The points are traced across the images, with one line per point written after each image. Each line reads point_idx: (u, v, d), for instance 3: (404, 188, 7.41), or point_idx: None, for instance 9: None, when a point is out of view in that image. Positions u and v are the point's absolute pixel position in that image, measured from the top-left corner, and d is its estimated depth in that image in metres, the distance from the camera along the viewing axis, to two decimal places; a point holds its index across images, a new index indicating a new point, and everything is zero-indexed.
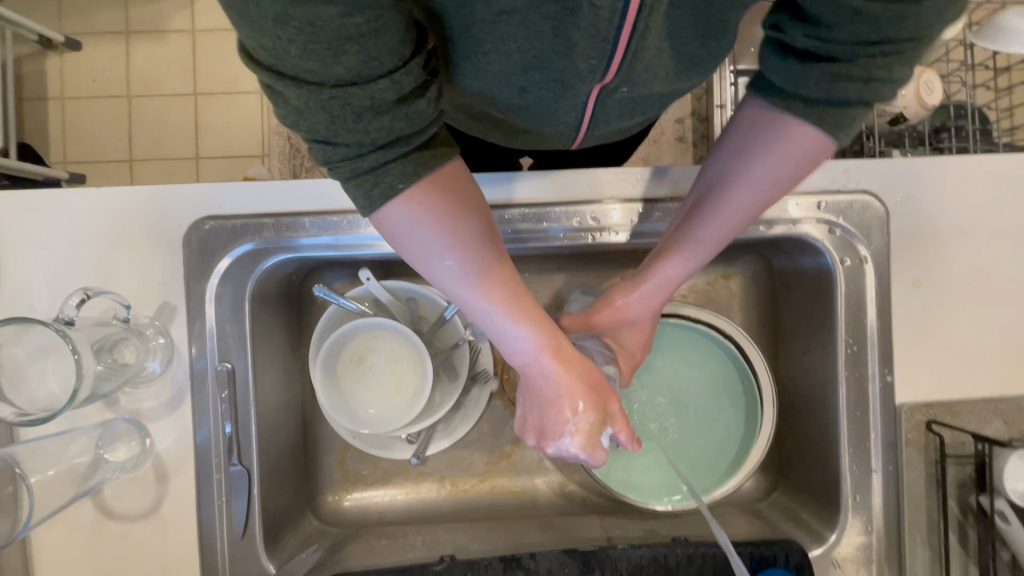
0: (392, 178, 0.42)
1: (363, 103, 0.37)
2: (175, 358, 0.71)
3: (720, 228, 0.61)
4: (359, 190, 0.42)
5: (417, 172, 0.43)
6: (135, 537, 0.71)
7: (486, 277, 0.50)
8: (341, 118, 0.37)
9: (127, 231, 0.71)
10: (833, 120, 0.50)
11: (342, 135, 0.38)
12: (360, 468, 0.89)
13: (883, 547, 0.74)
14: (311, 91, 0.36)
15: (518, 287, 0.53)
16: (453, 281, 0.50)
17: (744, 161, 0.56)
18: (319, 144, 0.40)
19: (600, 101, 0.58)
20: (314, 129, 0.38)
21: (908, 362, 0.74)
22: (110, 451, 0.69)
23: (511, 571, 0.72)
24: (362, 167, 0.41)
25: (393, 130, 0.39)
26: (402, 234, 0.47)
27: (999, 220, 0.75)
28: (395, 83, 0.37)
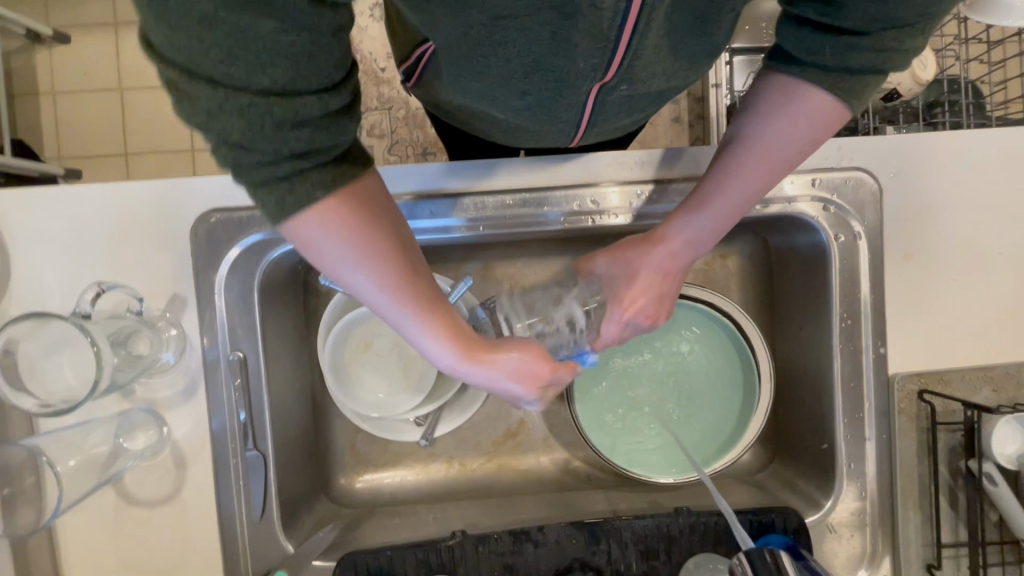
0: (310, 185, 0.41)
1: (288, 113, 0.36)
2: (188, 349, 0.73)
3: (723, 196, 0.61)
4: (271, 197, 0.40)
5: (334, 181, 0.42)
6: (157, 522, 0.73)
7: (400, 288, 0.49)
8: (261, 126, 0.36)
9: (134, 225, 0.72)
10: (848, 86, 0.51)
11: (259, 143, 0.37)
12: (370, 451, 0.91)
13: (875, 511, 0.77)
14: (227, 94, 0.34)
15: (434, 295, 0.52)
16: (368, 291, 0.49)
17: (759, 121, 0.57)
18: (225, 146, 0.38)
19: (599, 98, 0.59)
20: (228, 134, 0.36)
21: (901, 335, 0.77)
22: (129, 440, 0.71)
23: (520, 544, 0.75)
24: (278, 174, 0.39)
25: (314, 144, 0.39)
26: (313, 244, 0.45)
27: (988, 194, 0.76)
28: (324, 100, 0.37)
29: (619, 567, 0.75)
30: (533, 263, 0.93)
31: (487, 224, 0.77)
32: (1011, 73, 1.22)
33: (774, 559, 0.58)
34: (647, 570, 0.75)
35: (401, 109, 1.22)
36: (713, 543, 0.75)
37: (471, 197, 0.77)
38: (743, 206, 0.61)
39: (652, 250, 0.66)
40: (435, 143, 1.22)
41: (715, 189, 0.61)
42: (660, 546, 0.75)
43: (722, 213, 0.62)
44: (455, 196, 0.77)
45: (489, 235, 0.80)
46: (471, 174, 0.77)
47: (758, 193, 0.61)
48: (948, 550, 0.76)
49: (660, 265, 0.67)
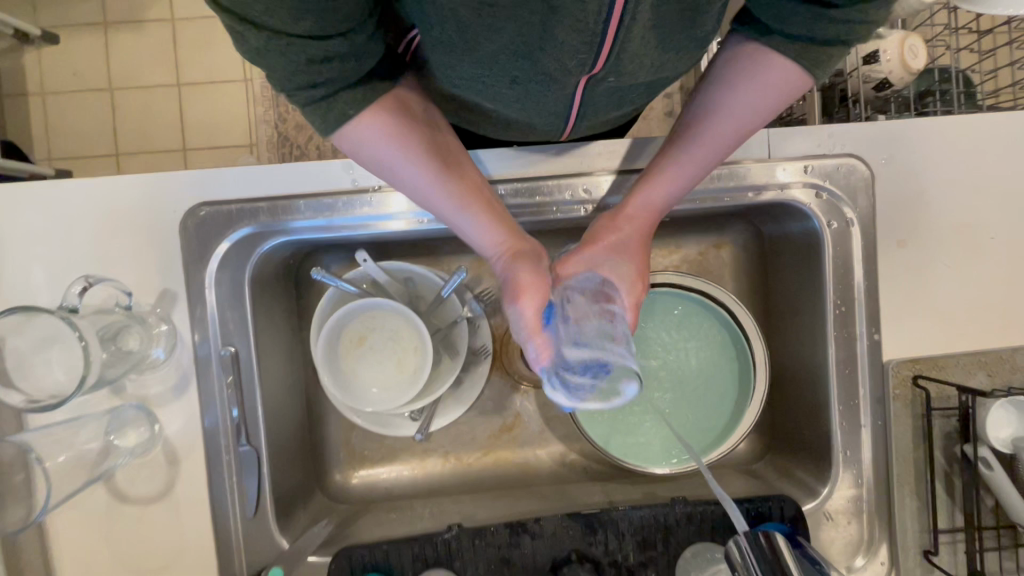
0: (343, 104, 0.48)
1: (320, 53, 0.43)
2: (178, 344, 0.72)
3: (693, 160, 0.61)
4: (315, 114, 0.48)
5: (367, 99, 0.49)
6: (150, 520, 0.72)
7: (440, 180, 0.56)
8: (299, 62, 0.43)
9: (122, 220, 0.71)
10: (813, 57, 0.52)
11: (298, 76, 0.44)
12: (365, 447, 0.91)
13: (872, 498, 0.77)
14: (269, 37, 0.41)
15: (473, 187, 0.58)
16: (415, 183, 0.56)
17: (725, 88, 0.56)
18: (271, 76, 0.45)
19: (588, 90, 0.59)
20: (272, 68, 0.43)
21: (895, 321, 0.77)
22: (120, 437, 0.71)
23: (517, 536, 0.74)
24: (316, 97, 0.47)
25: (344, 73, 0.46)
26: (361, 151, 0.53)
27: (980, 179, 0.76)
28: (350, 39, 0.43)
29: (616, 558, 0.74)
30: None
31: None
32: (1002, 62, 1.22)
33: (769, 542, 0.58)
34: (644, 561, 0.74)
35: None
36: (711, 533, 0.75)
37: None
38: (704, 171, 0.62)
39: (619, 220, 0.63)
40: None
41: (686, 155, 0.60)
42: (657, 536, 0.74)
43: (686, 177, 0.62)
44: None
45: None
46: None
47: (722, 159, 0.62)
48: (944, 536, 0.76)
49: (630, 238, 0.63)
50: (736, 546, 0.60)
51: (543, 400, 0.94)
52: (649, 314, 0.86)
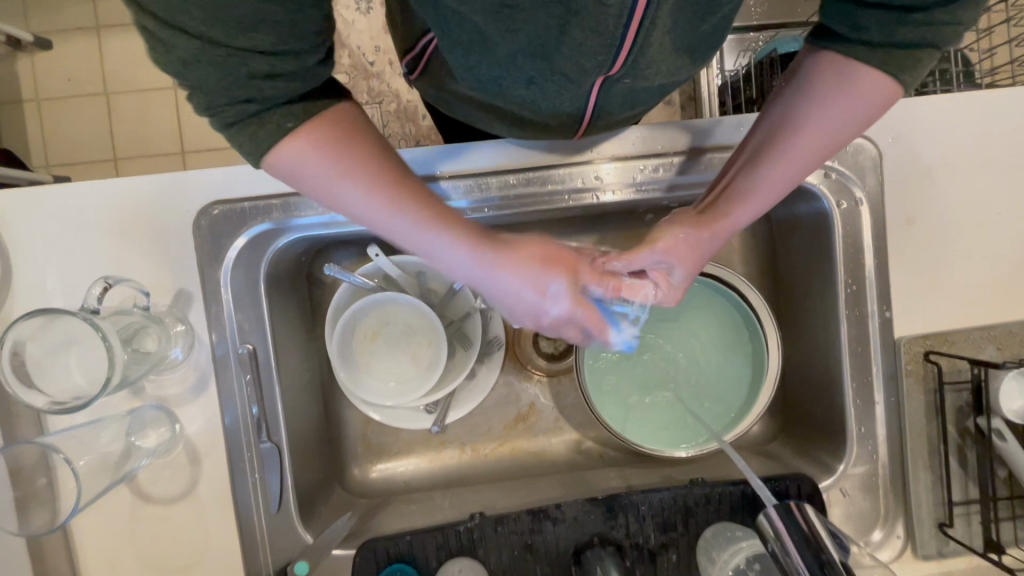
0: (277, 119, 0.45)
1: (259, 66, 0.40)
2: (196, 344, 0.73)
3: (776, 173, 0.59)
4: (245, 136, 0.45)
5: (306, 116, 0.46)
6: (174, 518, 0.73)
7: (384, 205, 0.51)
8: (236, 76, 0.40)
9: (135, 222, 0.71)
10: (898, 62, 0.50)
11: (232, 90, 0.41)
12: (383, 441, 0.91)
13: (887, 473, 0.78)
14: (204, 46, 0.38)
15: (425, 211, 0.53)
16: (359, 209, 0.52)
17: (813, 107, 0.55)
18: (203, 91, 0.41)
19: (603, 91, 0.60)
20: (202, 79, 0.40)
21: (905, 298, 0.78)
22: (141, 438, 0.71)
23: (539, 522, 0.75)
24: (247, 113, 0.43)
25: (286, 93, 0.43)
26: (296, 171, 0.49)
27: (986, 155, 0.77)
28: (301, 58, 0.42)
29: (637, 540, 0.75)
30: None
31: (492, 207, 0.77)
32: (999, 39, 1.23)
33: (800, 514, 0.59)
34: (665, 542, 0.75)
35: (394, 101, 1.21)
36: (730, 512, 0.76)
37: (474, 178, 0.77)
38: (788, 186, 0.61)
39: (699, 233, 0.63)
40: (429, 134, 1.22)
41: (771, 167, 0.59)
42: (677, 518, 0.75)
43: (770, 194, 0.61)
44: (457, 178, 0.76)
45: (494, 216, 0.79)
46: (474, 156, 0.77)
47: (806, 175, 0.60)
48: (959, 509, 0.77)
49: (704, 250, 0.64)
50: (767, 519, 0.61)
51: (556, 389, 0.94)
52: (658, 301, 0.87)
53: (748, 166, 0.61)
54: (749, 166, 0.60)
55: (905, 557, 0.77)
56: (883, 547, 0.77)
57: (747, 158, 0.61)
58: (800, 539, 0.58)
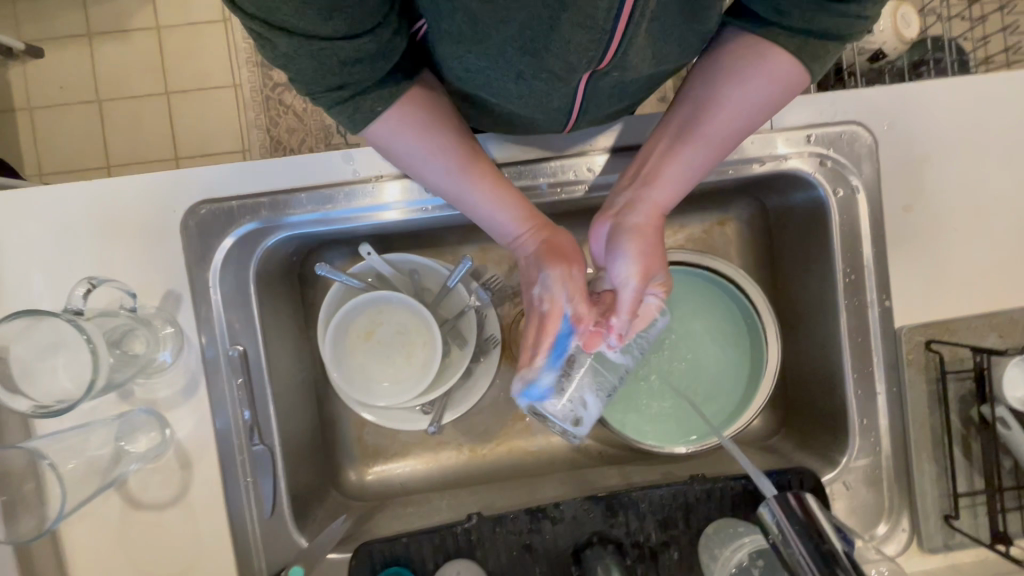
0: (372, 101, 0.52)
1: (346, 53, 0.45)
2: (186, 346, 0.71)
3: (698, 153, 0.63)
4: (342, 115, 0.52)
5: (394, 96, 0.53)
6: (166, 524, 0.71)
7: (465, 177, 0.61)
8: (328, 64, 0.46)
9: (122, 223, 0.70)
10: (811, 51, 0.56)
11: (329, 77, 0.47)
12: (378, 443, 0.90)
13: (891, 465, 0.77)
14: (300, 42, 0.43)
15: (497, 181, 0.63)
16: (437, 178, 0.61)
17: (729, 84, 0.59)
18: (301, 79, 0.48)
19: (591, 85, 0.59)
20: (301, 70, 0.46)
21: (905, 286, 0.77)
22: (131, 443, 0.69)
23: (537, 522, 0.74)
24: (344, 96, 0.50)
25: (370, 72, 0.49)
26: (388, 144, 0.58)
27: (984, 139, 0.76)
28: (377, 36, 0.46)
29: (638, 538, 0.74)
30: None
31: None
32: (993, 29, 1.22)
33: (799, 502, 0.58)
34: (667, 540, 0.74)
35: None
36: (731, 509, 0.74)
37: None
38: (705, 164, 0.64)
39: (636, 218, 0.64)
40: None
41: (692, 146, 0.62)
42: (678, 515, 0.74)
43: (690, 171, 0.64)
44: None
45: None
46: None
47: (719, 154, 0.64)
48: (964, 500, 0.76)
49: (650, 238, 0.64)
50: (768, 509, 0.59)
51: None
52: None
53: (671, 144, 0.63)
54: (673, 147, 0.63)
55: (911, 550, 0.76)
56: (889, 540, 0.76)
57: (668, 137, 0.64)
58: (800, 530, 0.56)
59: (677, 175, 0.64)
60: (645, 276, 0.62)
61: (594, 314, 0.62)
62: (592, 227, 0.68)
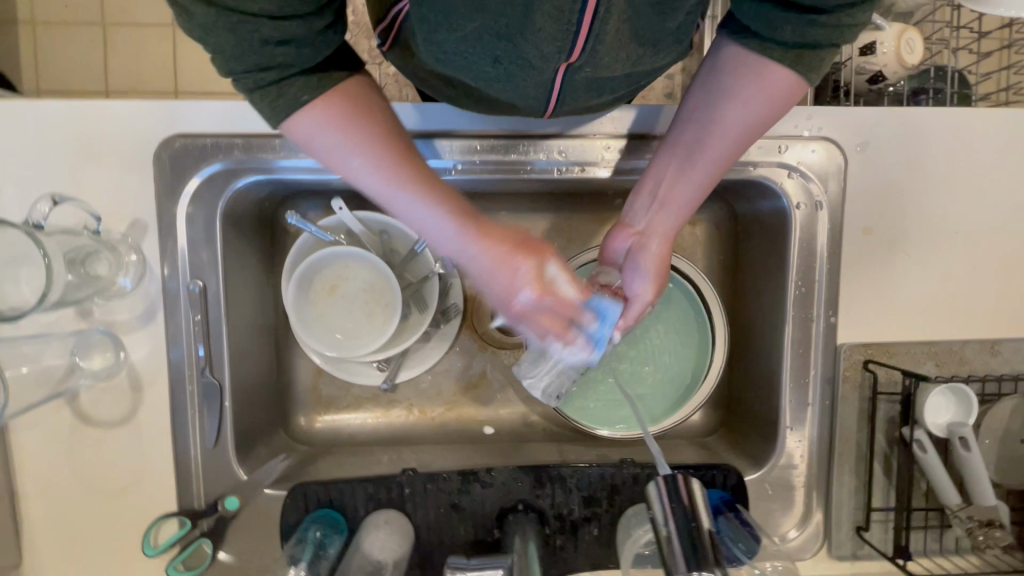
0: (295, 89, 0.47)
1: (269, 32, 0.43)
2: (147, 275, 0.73)
3: (710, 170, 0.62)
4: (264, 101, 0.47)
5: (321, 85, 0.48)
6: (113, 441, 0.74)
7: (392, 167, 0.51)
8: (249, 42, 0.43)
9: (94, 146, 0.71)
10: (805, 62, 0.55)
11: (248, 58, 0.44)
12: (333, 394, 0.93)
13: (813, 474, 0.80)
14: (222, 13, 0.41)
15: (430, 171, 0.53)
16: (366, 177, 0.51)
17: (729, 103, 0.58)
18: (222, 56, 0.44)
19: (567, 78, 0.60)
20: (219, 46, 0.43)
21: (853, 306, 0.79)
22: (86, 359, 0.72)
23: (468, 484, 0.77)
24: (264, 80, 0.46)
25: (299, 60, 0.46)
26: (310, 141, 0.50)
27: (952, 173, 0.77)
28: (307, 23, 0.44)
29: (561, 511, 0.77)
30: (503, 219, 0.94)
31: (456, 170, 0.78)
32: (1001, 65, 1.22)
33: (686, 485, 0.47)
34: (588, 516, 0.77)
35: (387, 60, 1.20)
36: None
37: (440, 141, 0.77)
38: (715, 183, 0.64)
39: (650, 239, 0.66)
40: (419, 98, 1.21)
41: (703, 170, 0.63)
42: (603, 494, 0.77)
43: (696, 193, 0.64)
44: (423, 138, 0.77)
45: (458, 181, 0.80)
46: (444, 119, 0.77)
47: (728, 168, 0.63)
48: (877, 514, 0.80)
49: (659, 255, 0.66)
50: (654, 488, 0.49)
51: (509, 362, 0.95)
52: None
53: (681, 166, 0.63)
54: (686, 168, 0.63)
55: (821, 555, 0.80)
56: (801, 544, 0.80)
57: (682, 157, 0.63)
58: (677, 529, 0.48)
59: (688, 194, 0.64)
60: (652, 288, 0.66)
61: None
62: (612, 240, 0.70)
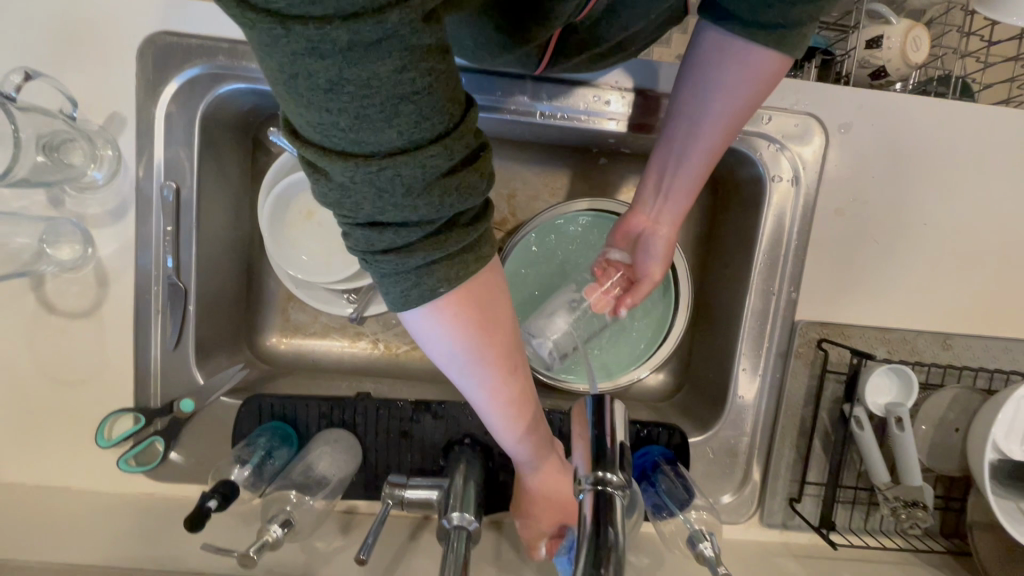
0: (433, 263, 0.34)
1: (411, 175, 0.30)
2: (121, 172, 0.74)
3: (704, 159, 0.63)
4: (399, 277, 0.35)
5: (457, 266, 0.36)
6: (74, 332, 0.75)
7: (496, 389, 0.44)
8: (388, 193, 0.31)
9: (77, 34, 0.70)
10: (789, 42, 0.52)
11: (389, 215, 0.32)
12: (301, 319, 0.94)
13: (755, 444, 0.82)
14: (356, 165, 0.30)
15: (526, 391, 0.47)
16: (461, 379, 0.44)
17: (719, 93, 0.58)
18: (359, 224, 0.33)
19: (563, 36, 0.61)
20: (356, 206, 0.32)
21: (815, 285, 0.80)
22: (54, 248, 0.73)
23: (420, 414, 0.78)
24: (408, 251, 0.34)
25: (441, 206, 0.33)
26: (423, 333, 0.40)
27: (928, 166, 0.78)
28: (448, 151, 0.31)
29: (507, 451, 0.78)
30: None
31: None
32: None
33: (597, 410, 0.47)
34: None
35: None
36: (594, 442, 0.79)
37: None
38: (709, 170, 0.64)
39: (658, 224, 0.68)
40: None
41: (702, 161, 0.63)
42: None
43: (695, 182, 0.65)
44: None
45: None
46: None
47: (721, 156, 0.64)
48: (811, 488, 0.82)
49: (667, 237, 0.69)
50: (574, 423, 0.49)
51: None
52: (580, 229, 0.87)
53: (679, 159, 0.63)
54: (685, 161, 0.63)
55: (752, 521, 0.83)
56: (735, 509, 0.83)
57: (681, 153, 0.63)
58: (591, 440, 0.46)
59: (689, 181, 0.65)
60: (659, 265, 0.71)
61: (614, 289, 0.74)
62: (623, 224, 0.71)
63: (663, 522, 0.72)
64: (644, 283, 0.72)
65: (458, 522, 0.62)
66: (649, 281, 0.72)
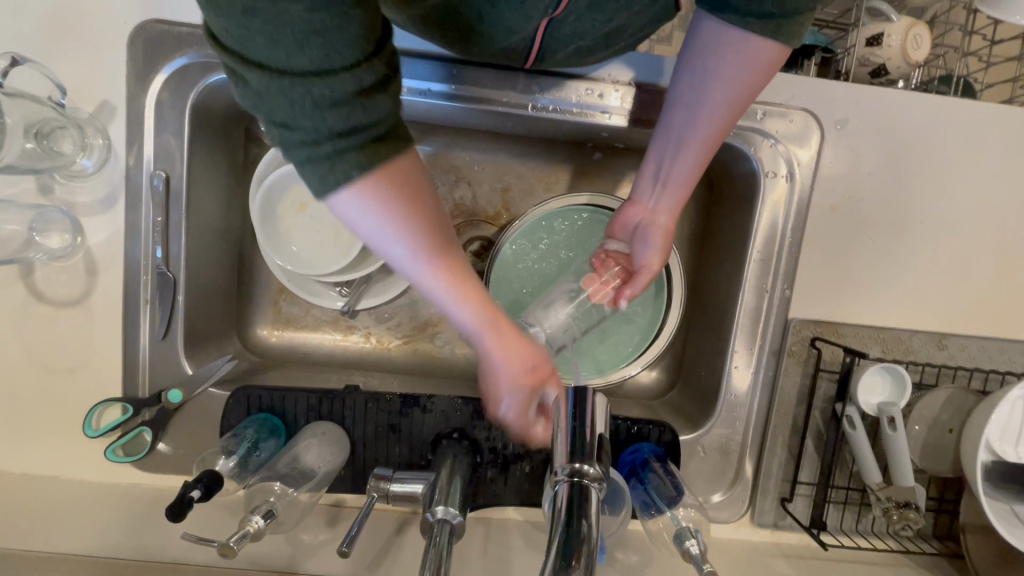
0: (346, 165, 0.38)
1: (321, 92, 0.35)
2: (111, 160, 0.74)
3: (702, 150, 0.62)
4: (312, 174, 0.39)
5: (372, 163, 0.39)
6: (63, 321, 0.75)
7: (432, 263, 0.46)
8: (300, 104, 0.36)
9: (68, 21, 0.70)
10: (786, 30, 0.52)
11: (302, 123, 0.37)
12: (293, 312, 0.94)
13: (746, 442, 0.82)
14: (271, 77, 0.35)
15: (463, 267, 0.48)
16: (400, 264, 0.46)
17: (717, 84, 0.57)
18: (275, 126, 0.38)
19: (548, 32, 0.60)
20: (271, 112, 0.37)
21: (809, 283, 0.79)
22: (43, 235, 0.73)
23: (409, 408, 0.78)
24: (319, 153, 0.38)
25: (351, 123, 0.37)
26: (351, 219, 0.43)
27: (925, 164, 0.77)
28: (357, 78, 0.36)
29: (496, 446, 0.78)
30: (481, 160, 0.93)
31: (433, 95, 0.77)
32: None
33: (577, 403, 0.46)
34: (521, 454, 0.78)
35: None
36: None
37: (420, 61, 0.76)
38: (707, 161, 0.64)
39: (656, 213, 0.68)
40: None
41: (701, 152, 0.62)
42: None
43: (693, 172, 0.64)
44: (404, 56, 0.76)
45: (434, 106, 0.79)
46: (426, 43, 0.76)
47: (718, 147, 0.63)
48: (802, 488, 0.81)
49: (665, 227, 0.68)
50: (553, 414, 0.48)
51: None
52: (574, 223, 0.86)
53: (676, 148, 0.63)
54: (682, 152, 0.63)
55: (743, 520, 0.82)
56: (725, 507, 0.82)
57: (679, 143, 0.62)
58: (569, 431, 0.45)
59: (686, 171, 0.64)
60: (656, 255, 0.70)
61: (613, 280, 0.74)
62: (621, 215, 0.71)
63: (651, 519, 0.71)
64: (642, 274, 0.71)
65: (441, 516, 0.62)
66: (648, 271, 0.71)
